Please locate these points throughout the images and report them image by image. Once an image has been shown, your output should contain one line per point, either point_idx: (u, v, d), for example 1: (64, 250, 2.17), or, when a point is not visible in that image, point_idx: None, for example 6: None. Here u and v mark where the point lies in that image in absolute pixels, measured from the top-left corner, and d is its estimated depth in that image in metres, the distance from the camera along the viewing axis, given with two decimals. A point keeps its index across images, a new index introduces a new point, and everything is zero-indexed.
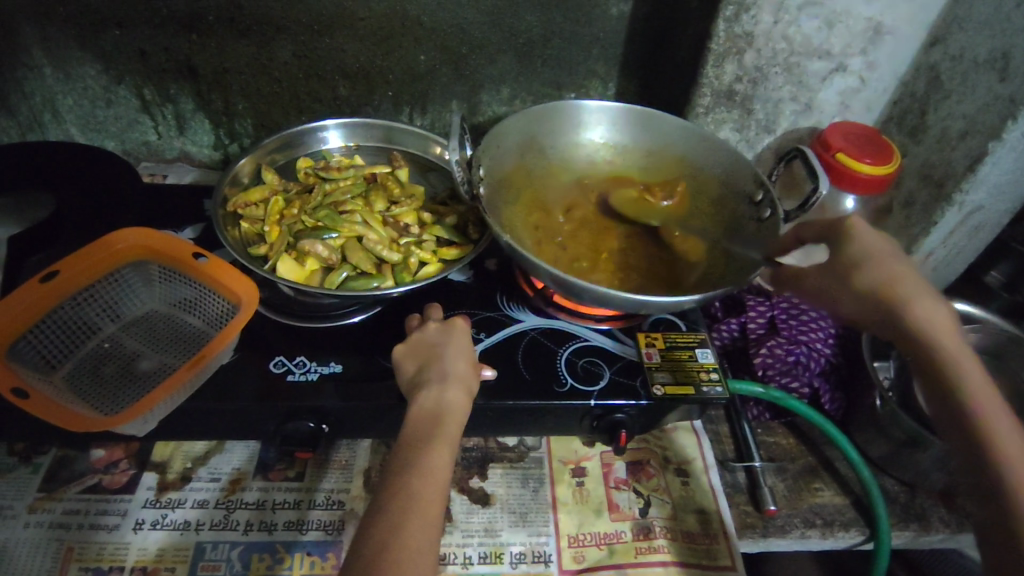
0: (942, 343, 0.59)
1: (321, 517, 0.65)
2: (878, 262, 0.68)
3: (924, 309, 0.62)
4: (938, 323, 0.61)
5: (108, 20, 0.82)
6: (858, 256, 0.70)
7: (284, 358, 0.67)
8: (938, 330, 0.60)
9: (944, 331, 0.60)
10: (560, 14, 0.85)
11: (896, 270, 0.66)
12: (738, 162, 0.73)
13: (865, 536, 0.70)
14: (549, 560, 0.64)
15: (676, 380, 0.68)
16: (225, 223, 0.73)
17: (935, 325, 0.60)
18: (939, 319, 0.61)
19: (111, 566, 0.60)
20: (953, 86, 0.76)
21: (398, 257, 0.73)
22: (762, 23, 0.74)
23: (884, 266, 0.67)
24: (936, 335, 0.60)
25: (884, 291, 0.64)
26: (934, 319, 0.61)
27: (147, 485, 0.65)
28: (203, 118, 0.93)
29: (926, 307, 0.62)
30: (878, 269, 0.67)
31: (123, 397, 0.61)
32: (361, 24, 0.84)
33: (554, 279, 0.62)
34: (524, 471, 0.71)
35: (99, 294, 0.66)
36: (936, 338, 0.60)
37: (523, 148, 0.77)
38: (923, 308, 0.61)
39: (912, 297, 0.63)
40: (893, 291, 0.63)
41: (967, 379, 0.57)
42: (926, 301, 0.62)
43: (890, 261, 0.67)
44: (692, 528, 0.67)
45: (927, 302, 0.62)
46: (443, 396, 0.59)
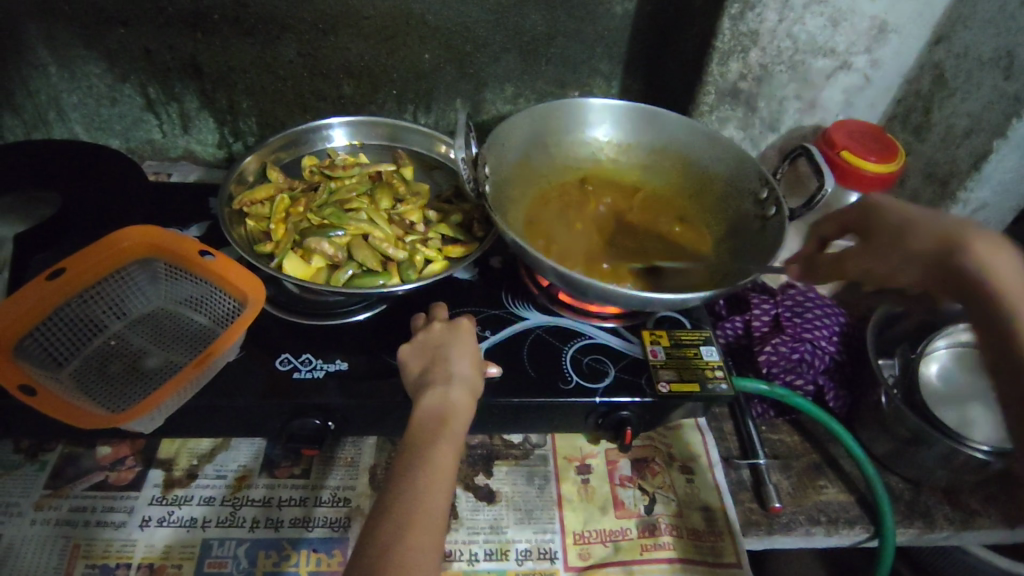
0: (1016, 304, 0.50)
1: (327, 514, 0.65)
2: (921, 220, 0.58)
3: (1007, 263, 0.53)
4: (1017, 279, 0.52)
5: (113, 19, 0.82)
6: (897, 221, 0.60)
7: (290, 356, 0.67)
8: (1014, 282, 0.51)
9: (1019, 289, 0.51)
10: (564, 13, 0.85)
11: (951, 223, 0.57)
12: (742, 160, 0.73)
13: (870, 533, 0.70)
14: (554, 557, 0.64)
15: (681, 377, 0.68)
16: (230, 221, 0.73)
17: (1004, 281, 0.52)
18: (1013, 274, 0.52)
19: (117, 564, 0.60)
20: (957, 84, 0.76)
21: (403, 255, 0.73)
22: (766, 21, 0.74)
23: (935, 222, 0.57)
24: (1008, 288, 0.51)
25: (944, 246, 0.55)
26: (1016, 272, 0.52)
27: (153, 482, 0.66)
28: (208, 117, 0.93)
29: (1003, 261, 0.52)
30: (925, 225, 0.58)
31: (130, 395, 0.61)
32: (366, 22, 0.84)
33: (559, 277, 0.63)
34: (529, 468, 0.71)
35: (105, 293, 0.66)
36: (1006, 296, 0.51)
37: (527, 146, 0.77)
38: (1006, 260, 0.52)
39: (982, 250, 0.54)
40: (957, 242, 0.55)
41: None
42: (996, 250, 0.53)
43: (938, 217, 0.58)
44: (697, 525, 0.67)
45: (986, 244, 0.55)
46: (449, 394, 0.59)
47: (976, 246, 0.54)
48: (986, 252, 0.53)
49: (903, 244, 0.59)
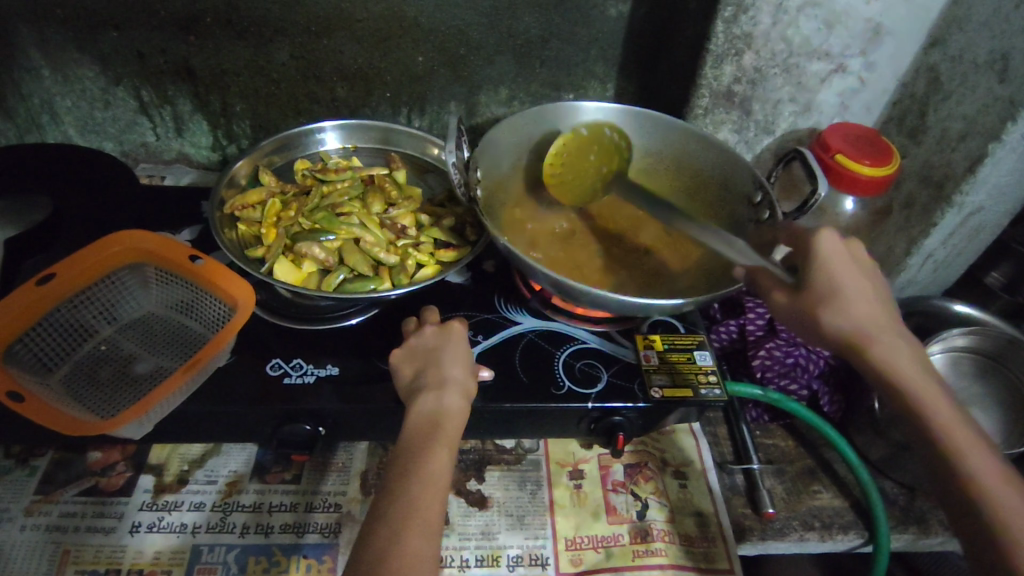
0: (929, 404, 0.53)
1: (319, 520, 0.65)
2: (855, 294, 0.56)
3: (896, 351, 0.55)
4: (914, 371, 0.55)
5: (106, 22, 0.82)
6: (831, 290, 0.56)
7: (281, 361, 0.67)
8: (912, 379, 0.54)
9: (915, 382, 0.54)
10: (558, 15, 0.84)
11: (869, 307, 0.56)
12: (735, 163, 0.73)
13: (865, 539, 0.69)
14: (546, 563, 0.64)
15: (674, 382, 0.68)
16: (221, 225, 0.73)
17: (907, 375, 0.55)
18: (911, 367, 0.55)
19: (108, 569, 0.60)
20: (953, 87, 0.75)
21: (395, 259, 0.72)
22: (760, 24, 0.74)
23: (862, 303, 0.56)
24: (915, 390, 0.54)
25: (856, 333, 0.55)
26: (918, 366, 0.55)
27: (144, 487, 0.65)
28: (201, 120, 0.93)
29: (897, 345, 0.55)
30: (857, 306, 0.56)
31: (121, 400, 0.61)
32: (359, 25, 0.83)
33: (551, 282, 0.62)
34: (522, 473, 0.70)
35: (96, 297, 0.66)
36: (916, 394, 0.54)
37: (519, 151, 0.77)
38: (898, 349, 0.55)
39: (884, 352, 0.55)
40: (870, 335, 0.55)
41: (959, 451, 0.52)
42: (895, 339, 0.55)
43: (868, 298, 0.56)
44: (690, 531, 0.67)
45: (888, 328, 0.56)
46: (440, 401, 0.58)
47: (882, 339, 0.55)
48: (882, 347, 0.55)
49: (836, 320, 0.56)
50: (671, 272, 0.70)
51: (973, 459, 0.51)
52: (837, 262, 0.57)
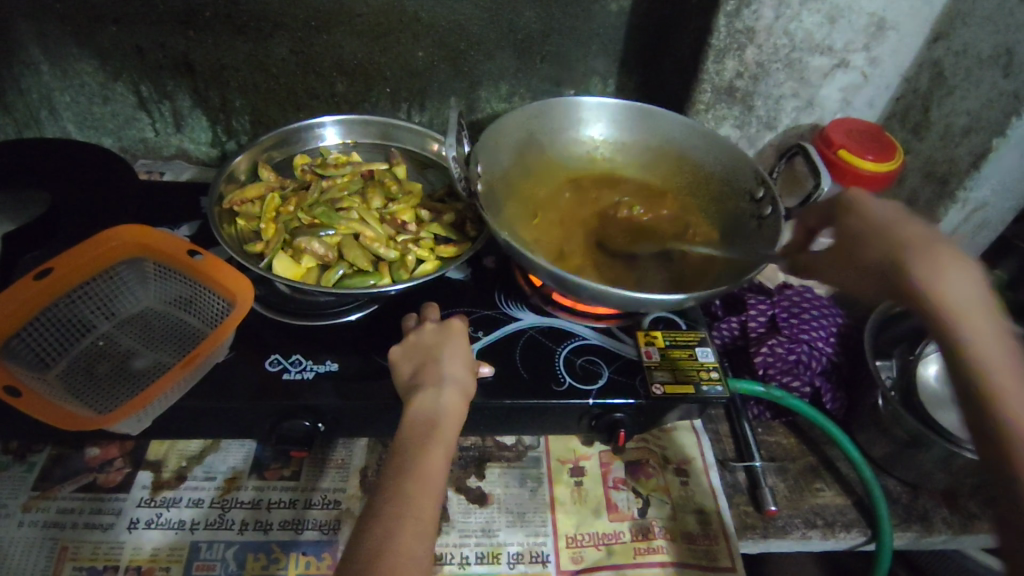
0: (971, 326, 0.47)
1: (318, 517, 0.65)
2: (890, 225, 0.55)
3: (957, 277, 0.50)
4: (968, 297, 0.48)
5: (105, 16, 0.81)
6: (863, 229, 0.57)
7: (280, 356, 0.66)
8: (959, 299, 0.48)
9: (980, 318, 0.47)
10: (559, 10, 0.84)
11: (910, 232, 0.54)
12: (737, 158, 0.72)
13: (867, 537, 0.69)
14: (546, 560, 0.64)
15: (675, 378, 0.67)
16: (221, 220, 0.72)
17: (969, 307, 0.48)
18: (966, 292, 0.49)
19: (105, 565, 0.60)
20: (957, 82, 0.75)
21: (395, 254, 0.72)
22: (763, 18, 0.73)
23: (895, 232, 0.54)
24: (966, 313, 0.48)
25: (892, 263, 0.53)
26: (971, 291, 0.49)
27: (143, 484, 0.65)
28: (201, 115, 0.93)
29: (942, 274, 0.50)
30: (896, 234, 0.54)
31: (119, 395, 0.60)
32: (359, 20, 0.83)
33: (553, 278, 0.62)
34: (522, 470, 0.70)
35: (94, 292, 0.66)
36: (957, 311, 0.48)
37: (522, 147, 0.77)
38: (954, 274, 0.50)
39: (926, 268, 0.50)
40: (907, 253, 0.52)
41: (1003, 384, 0.44)
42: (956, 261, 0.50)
43: (904, 232, 0.54)
44: (691, 528, 0.66)
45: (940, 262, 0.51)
46: (440, 397, 0.58)
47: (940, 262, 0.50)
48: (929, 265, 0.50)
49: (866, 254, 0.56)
50: (674, 265, 0.69)
51: (1005, 378, 0.44)
52: (874, 205, 0.58)
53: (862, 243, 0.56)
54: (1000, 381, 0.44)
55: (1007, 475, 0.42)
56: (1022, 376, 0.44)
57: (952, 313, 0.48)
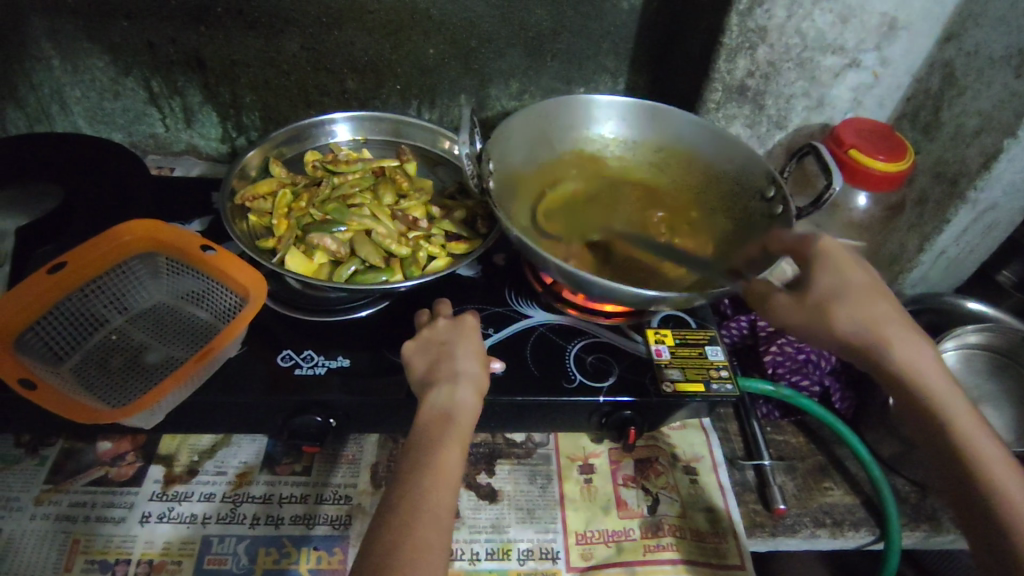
0: (955, 417, 0.56)
1: (329, 512, 0.65)
2: (848, 287, 0.61)
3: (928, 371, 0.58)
4: (942, 382, 0.57)
5: (117, 12, 0.82)
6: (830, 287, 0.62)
7: (292, 352, 0.66)
8: (952, 400, 0.56)
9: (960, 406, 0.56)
10: (570, 8, 0.84)
11: (879, 301, 0.61)
12: (749, 156, 0.72)
13: (875, 535, 0.69)
14: (557, 557, 0.64)
15: (685, 377, 0.68)
16: (233, 216, 0.73)
17: (949, 401, 0.56)
18: (950, 394, 0.57)
19: (117, 559, 0.60)
20: (968, 83, 0.75)
21: (407, 251, 0.72)
22: (775, 17, 0.73)
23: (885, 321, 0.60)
24: (942, 404, 0.57)
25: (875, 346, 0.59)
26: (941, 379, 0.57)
27: (154, 478, 0.65)
28: (211, 111, 0.93)
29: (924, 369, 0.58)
30: (869, 305, 0.60)
31: (133, 389, 0.61)
32: (370, 17, 0.83)
33: (564, 274, 0.62)
34: (532, 467, 0.70)
35: (107, 287, 0.66)
36: (935, 402, 0.57)
37: (530, 147, 0.76)
38: (927, 356, 0.58)
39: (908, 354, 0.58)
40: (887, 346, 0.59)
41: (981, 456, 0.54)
42: (914, 348, 0.59)
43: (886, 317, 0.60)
44: (700, 527, 0.67)
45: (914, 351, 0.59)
46: (453, 394, 0.58)
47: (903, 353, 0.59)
48: (903, 350, 0.58)
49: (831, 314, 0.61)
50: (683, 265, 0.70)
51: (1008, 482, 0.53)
52: (839, 259, 0.63)
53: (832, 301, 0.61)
54: (987, 461, 0.54)
55: (989, 545, 0.51)
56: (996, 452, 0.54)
57: (930, 407, 0.57)
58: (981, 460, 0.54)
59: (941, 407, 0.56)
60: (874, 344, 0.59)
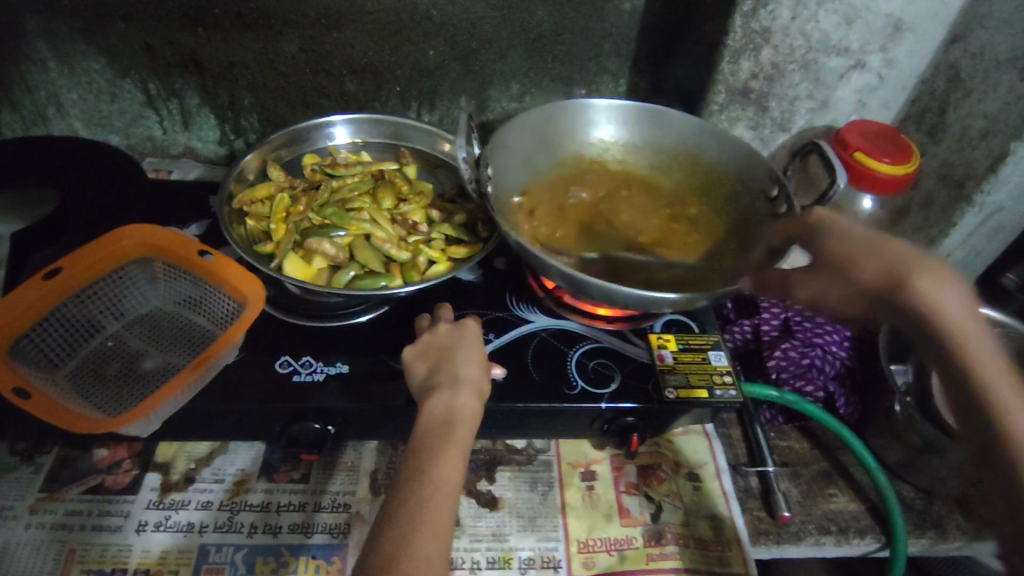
0: (979, 361, 0.48)
1: (327, 520, 0.64)
2: (859, 244, 0.56)
3: (949, 299, 0.51)
4: (971, 323, 0.50)
5: (113, 13, 0.81)
6: (840, 248, 0.57)
7: (290, 358, 0.66)
8: (976, 340, 0.49)
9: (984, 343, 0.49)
10: (571, 9, 0.83)
11: (891, 247, 0.55)
12: (752, 157, 0.71)
13: (881, 543, 0.68)
14: (558, 566, 0.63)
15: (688, 383, 0.67)
16: (230, 220, 0.72)
17: (971, 346, 0.49)
18: (975, 329, 0.50)
19: (113, 568, 0.59)
20: (974, 85, 0.74)
21: (406, 255, 0.71)
22: (779, 19, 0.72)
23: (883, 251, 0.55)
24: (969, 345, 0.49)
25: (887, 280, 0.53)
26: (967, 313, 0.51)
27: (151, 486, 0.64)
28: (209, 113, 0.92)
29: (942, 294, 0.51)
30: (880, 256, 0.55)
31: (129, 397, 0.60)
32: (370, 18, 0.82)
33: (566, 278, 0.61)
34: (533, 474, 0.69)
35: (103, 292, 0.65)
36: (961, 346, 0.49)
37: (529, 154, 0.75)
38: (952, 302, 0.51)
39: (928, 285, 0.51)
40: (902, 276, 0.53)
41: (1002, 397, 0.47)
42: (946, 290, 0.51)
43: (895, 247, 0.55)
44: (704, 534, 0.66)
45: (945, 291, 0.51)
46: (454, 401, 0.57)
47: (919, 280, 0.52)
48: (925, 290, 0.51)
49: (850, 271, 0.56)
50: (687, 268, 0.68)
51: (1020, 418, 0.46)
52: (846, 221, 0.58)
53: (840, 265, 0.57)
54: (999, 397, 0.47)
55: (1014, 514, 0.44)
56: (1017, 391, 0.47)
57: (956, 351, 0.49)
58: (997, 403, 0.47)
59: (953, 339, 0.50)
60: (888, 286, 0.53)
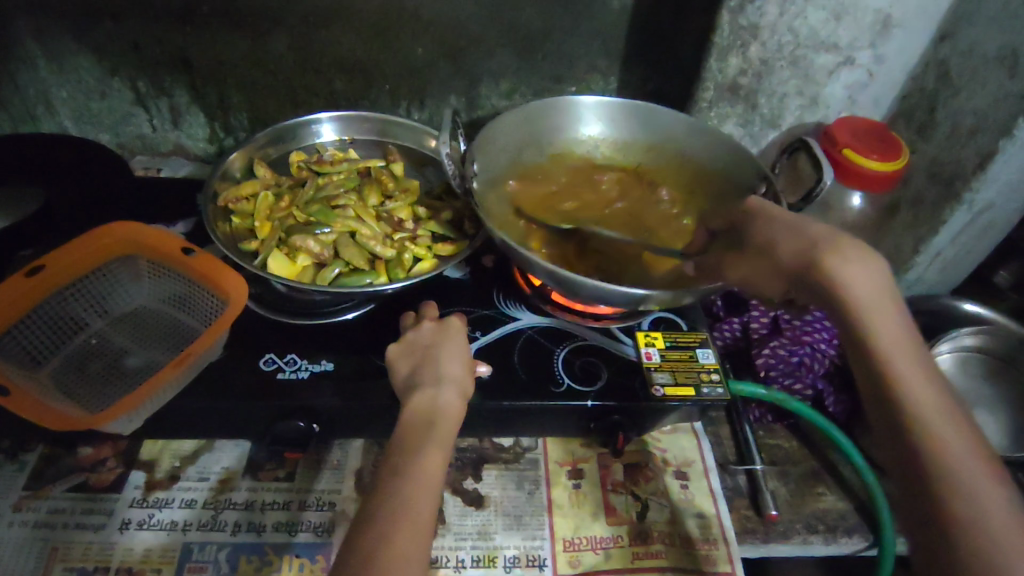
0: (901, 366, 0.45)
1: (312, 518, 0.64)
2: (781, 225, 0.56)
3: (860, 276, 0.49)
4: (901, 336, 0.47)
5: (102, 12, 0.81)
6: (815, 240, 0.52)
7: (275, 356, 0.65)
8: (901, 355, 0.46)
9: (890, 321, 0.47)
10: (560, 7, 0.83)
11: (817, 231, 0.53)
12: (741, 154, 0.71)
13: (869, 542, 0.68)
14: (543, 564, 0.63)
15: (676, 381, 0.66)
16: (215, 218, 0.71)
17: (899, 348, 0.46)
18: (887, 318, 0.48)
19: (96, 567, 0.59)
20: (963, 82, 0.74)
21: (392, 252, 0.71)
22: (767, 15, 0.72)
23: (800, 230, 0.54)
24: (879, 329, 0.47)
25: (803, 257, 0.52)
26: (875, 291, 0.48)
27: (135, 484, 0.64)
28: (199, 112, 0.92)
29: (849, 271, 0.49)
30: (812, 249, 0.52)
31: (111, 394, 0.60)
32: (357, 16, 0.82)
33: (552, 276, 0.61)
34: (519, 472, 0.69)
35: (87, 290, 0.65)
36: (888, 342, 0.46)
37: (515, 152, 0.75)
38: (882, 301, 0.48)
39: (843, 264, 0.49)
40: (814, 250, 0.51)
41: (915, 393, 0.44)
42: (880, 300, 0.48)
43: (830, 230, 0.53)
44: (690, 533, 0.65)
45: (857, 267, 0.49)
46: (436, 398, 0.57)
47: (828, 257, 0.50)
48: (840, 268, 0.49)
49: (769, 254, 0.55)
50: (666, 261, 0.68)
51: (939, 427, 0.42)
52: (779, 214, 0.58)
53: (762, 249, 0.56)
54: (915, 391, 0.44)
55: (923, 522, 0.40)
56: (927, 383, 0.45)
57: (879, 355, 0.46)
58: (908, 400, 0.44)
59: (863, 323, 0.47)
60: (808, 266, 0.51)
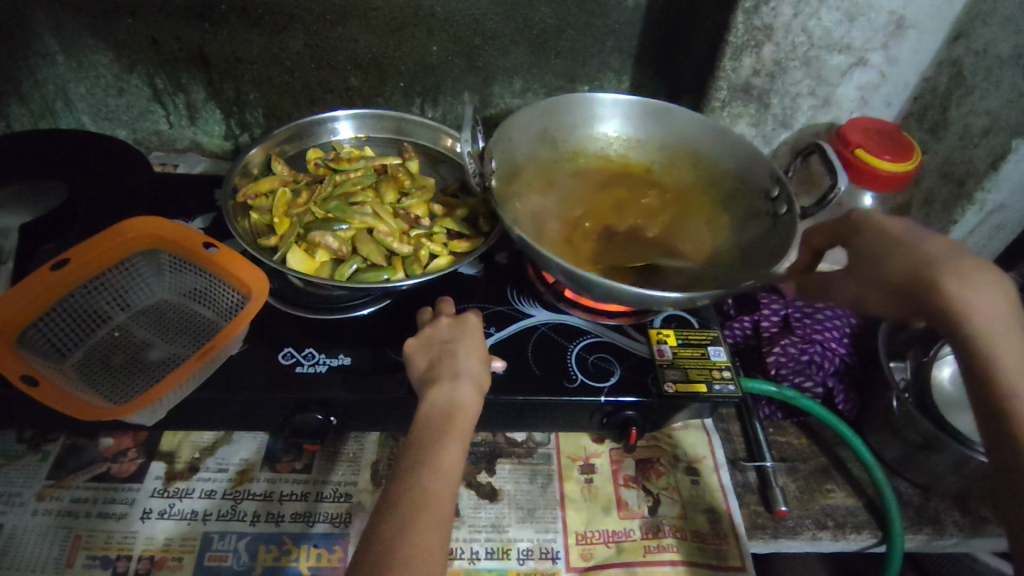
0: (991, 335, 0.54)
1: (329, 509, 0.65)
2: (921, 247, 0.63)
3: (984, 295, 0.56)
4: (997, 313, 0.55)
5: (122, 9, 0.82)
6: (922, 250, 0.63)
7: (293, 349, 0.67)
8: (999, 333, 0.55)
9: (1004, 334, 0.54)
10: (574, 5, 0.84)
11: (932, 252, 0.62)
12: (752, 155, 0.72)
13: (877, 538, 0.69)
14: (556, 557, 0.64)
15: (686, 378, 0.67)
16: (235, 214, 0.72)
17: (1005, 357, 0.53)
18: (1004, 339, 0.54)
19: (119, 555, 0.60)
20: (977, 83, 0.74)
21: (408, 249, 0.72)
22: (781, 15, 0.73)
23: (918, 252, 0.62)
24: (991, 340, 0.54)
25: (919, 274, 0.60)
26: (993, 307, 0.56)
27: (155, 474, 0.65)
28: (214, 108, 0.93)
29: (970, 290, 0.57)
30: (927, 256, 0.61)
31: (135, 385, 0.61)
32: (373, 13, 0.83)
33: (566, 272, 0.61)
34: (533, 467, 0.70)
35: (110, 283, 0.66)
36: (999, 365, 0.53)
37: (532, 148, 0.76)
38: (979, 291, 0.57)
39: (961, 281, 0.57)
40: (934, 271, 0.59)
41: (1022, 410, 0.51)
42: (983, 289, 0.56)
43: (969, 259, 0.59)
44: (701, 528, 0.66)
45: (976, 286, 0.57)
46: (454, 394, 0.58)
47: (960, 279, 0.58)
48: (960, 288, 0.57)
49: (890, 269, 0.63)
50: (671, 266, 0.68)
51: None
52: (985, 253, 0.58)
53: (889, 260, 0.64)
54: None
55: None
56: None
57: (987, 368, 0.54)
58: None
59: (976, 338, 0.55)
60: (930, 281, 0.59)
